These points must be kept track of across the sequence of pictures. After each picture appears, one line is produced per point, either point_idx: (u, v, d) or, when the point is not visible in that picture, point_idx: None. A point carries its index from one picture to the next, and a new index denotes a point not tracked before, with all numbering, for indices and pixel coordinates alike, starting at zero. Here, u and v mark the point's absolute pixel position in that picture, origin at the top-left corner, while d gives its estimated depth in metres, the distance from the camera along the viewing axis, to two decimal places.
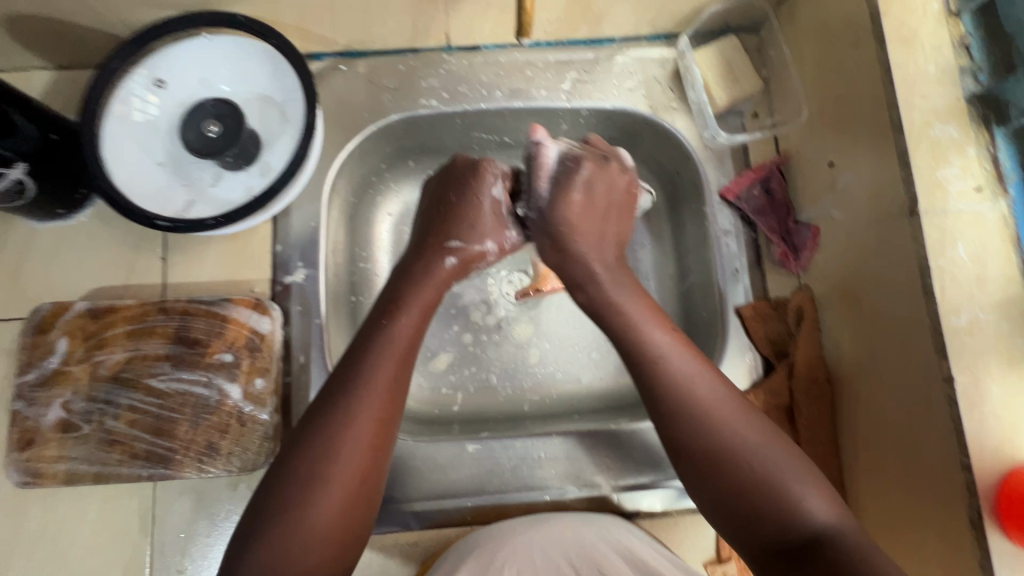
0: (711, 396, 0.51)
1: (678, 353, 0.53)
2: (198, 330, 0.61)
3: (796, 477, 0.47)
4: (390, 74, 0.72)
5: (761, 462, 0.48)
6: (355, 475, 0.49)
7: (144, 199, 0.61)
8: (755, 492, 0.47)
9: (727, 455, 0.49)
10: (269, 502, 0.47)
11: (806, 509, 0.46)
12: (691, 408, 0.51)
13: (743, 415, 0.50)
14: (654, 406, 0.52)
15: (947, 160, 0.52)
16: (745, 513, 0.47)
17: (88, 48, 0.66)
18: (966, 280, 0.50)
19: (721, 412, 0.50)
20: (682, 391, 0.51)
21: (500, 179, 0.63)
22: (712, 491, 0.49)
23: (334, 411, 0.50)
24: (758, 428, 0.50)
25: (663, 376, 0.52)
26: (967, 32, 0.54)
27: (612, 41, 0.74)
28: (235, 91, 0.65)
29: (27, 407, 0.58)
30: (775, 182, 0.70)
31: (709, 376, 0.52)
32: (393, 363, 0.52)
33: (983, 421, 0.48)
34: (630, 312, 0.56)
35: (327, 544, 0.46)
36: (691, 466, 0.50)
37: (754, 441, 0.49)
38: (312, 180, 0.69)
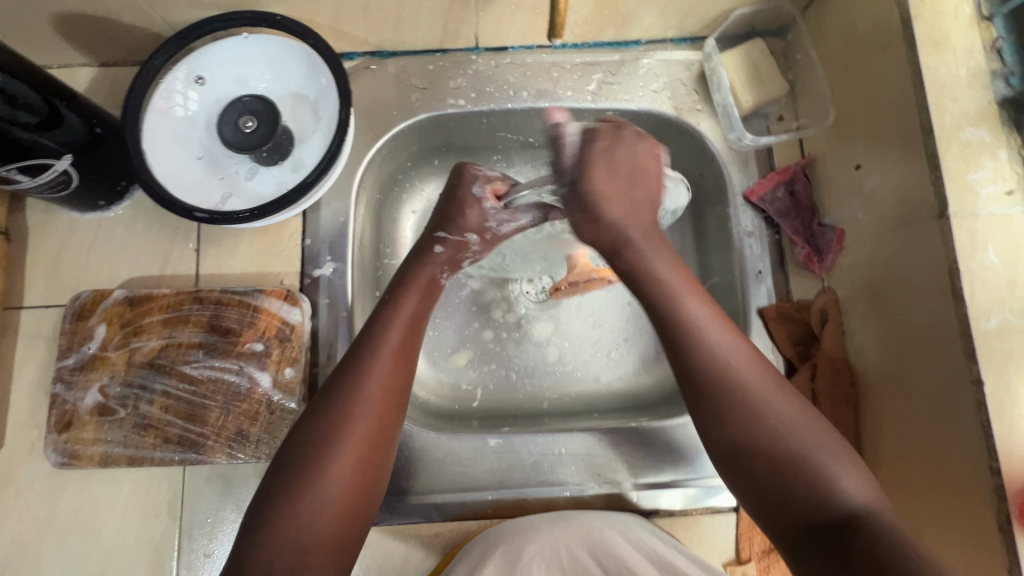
0: (749, 367, 0.49)
1: (715, 324, 0.51)
2: (231, 319, 0.62)
3: (832, 455, 0.46)
4: (420, 74, 0.73)
5: (796, 436, 0.46)
6: (368, 437, 0.50)
7: (182, 191, 0.63)
8: (792, 463, 0.45)
9: (760, 429, 0.47)
10: (287, 461, 0.48)
11: (843, 489, 0.44)
12: (723, 379, 0.49)
13: (779, 390, 0.49)
14: (686, 376, 0.51)
15: (978, 163, 0.52)
16: (780, 489, 0.46)
17: (132, 46, 0.69)
18: (997, 283, 0.50)
19: (756, 383, 0.49)
20: (719, 364, 0.49)
21: (482, 178, 0.67)
22: (746, 468, 0.47)
23: (349, 374, 0.53)
24: (793, 404, 0.48)
25: (698, 346, 0.50)
26: (999, 36, 0.54)
27: (638, 43, 0.75)
28: (270, 88, 0.67)
29: (66, 391, 0.60)
30: (800, 184, 0.70)
31: (743, 349, 0.51)
32: (400, 332, 0.56)
33: (1013, 426, 0.47)
34: (666, 282, 0.54)
35: (338, 502, 0.47)
36: (721, 435, 0.49)
37: (790, 414, 0.47)
38: (342, 175, 0.71)
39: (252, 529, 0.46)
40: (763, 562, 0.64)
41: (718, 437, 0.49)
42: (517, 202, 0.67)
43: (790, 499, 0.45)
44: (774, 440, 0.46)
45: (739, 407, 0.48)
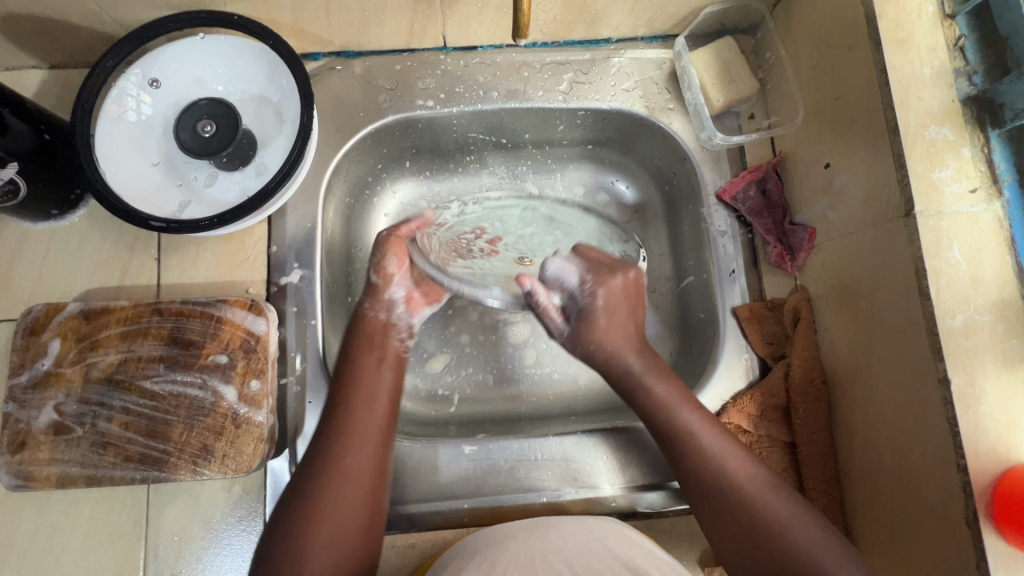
0: (748, 472, 0.55)
1: (708, 430, 0.58)
2: (193, 331, 0.60)
3: (836, 563, 0.50)
4: (387, 74, 0.72)
5: (797, 540, 0.51)
6: (366, 471, 0.54)
7: (136, 198, 0.60)
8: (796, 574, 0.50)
9: (763, 534, 0.52)
10: (291, 504, 0.52)
11: None
12: (724, 486, 0.55)
13: (776, 491, 0.54)
14: (688, 479, 0.57)
15: (943, 162, 0.52)
16: None
17: (82, 47, 0.66)
18: (962, 281, 0.50)
19: (753, 487, 0.54)
20: (715, 473, 0.56)
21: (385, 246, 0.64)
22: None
23: (337, 420, 0.56)
24: (790, 510, 0.53)
25: (697, 456, 0.57)
26: (962, 34, 0.54)
27: (608, 41, 0.74)
28: (229, 91, 0.65)
29: (19, 409, 0.58)
30: (771, 183, 0.70)
31: (739, 456, 0.56)
32: (378, 378, 0.59)
33: (979, 422, 0.48)
34: (658, 395, 0.60)
35: (343, 519, 0.51)
36: (729, 538, 0.54)
37: (789, 515, 0.53)
38: (308, 179, 0.69)
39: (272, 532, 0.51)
40: None
41: (728, 540, 0.54)
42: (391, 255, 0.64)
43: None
44: (776, 543, 0.52)
45: (740, 516, 0.54)
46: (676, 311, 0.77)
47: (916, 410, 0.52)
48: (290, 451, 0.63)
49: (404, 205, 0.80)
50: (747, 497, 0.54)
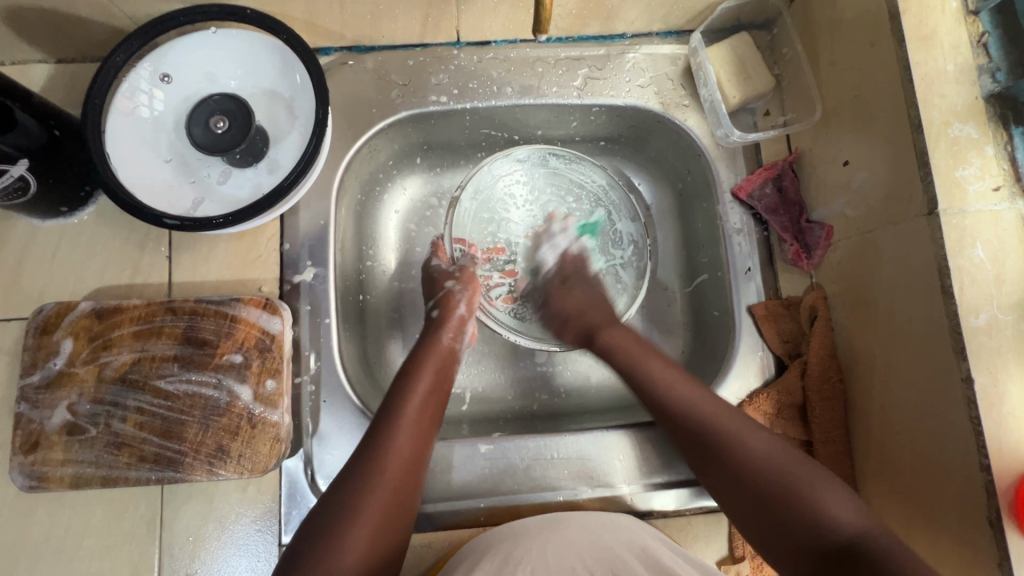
0: (723, 414, 0.56)
1: (680, 379, 0.59)
2: (207, 330, 0.60)
3: (812, 481, 0.50)
4: (399, 69, 0.71)
5: (779, 470, 0.51)
6: (400, 479, 0.53)
7: (149, 196, 0.60)
8: (775, 494, 0.50)
9: (744, 466, 0.53)
10: (307, 536, 0.49)
11: (829, 512, 0.48)
12: (702, 426, 0.56)
13: (755, 428, 0.55)
14: (669, 427, 0.58)
15: (966, 160, 0.52)
16: (777, 521, 0.50)
17: (91, 41, 0.65)
18: (985, 280, 0.50)
19: (730, 424, 0.55)
20: (685, 410, 0.57)
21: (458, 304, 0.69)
22: (741, 503, 0.52)
23: (370, 450, 0.54)
24: (763, 437, 0.54)
25: (667, 398, 0.58)
26: (985, 31, 0.54)
27: (623, 37, 0.74)
28: (241, 86, 0.64)
29: (31, 410, 0.57)
30: (787, 180, 0.70)
31: (706, 395, 0.58)
32: (418, 408, 0.58)
33: (1003, 422, 0.47)
34: (625, 350, 0.64)
35: (374, 524, 0.51)
36: (714, 474, 0.55)
37: (770, 448, 0.53)
38: (321, 176, 0.68)
39: (303, 537, 0.50)
40: (757, 561, 0.63)
41: (711, 472, 0.55)
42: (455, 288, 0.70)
43: (785, 532, 0.49)
44: (758, 474, 0.52)
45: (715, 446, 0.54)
46: (690, 310, 0.77)
47: (941, 419, 0.51)
48: (305, 452, 0.63)
49: (415, 202, 0.79)
50: (719, 432, 0.55)
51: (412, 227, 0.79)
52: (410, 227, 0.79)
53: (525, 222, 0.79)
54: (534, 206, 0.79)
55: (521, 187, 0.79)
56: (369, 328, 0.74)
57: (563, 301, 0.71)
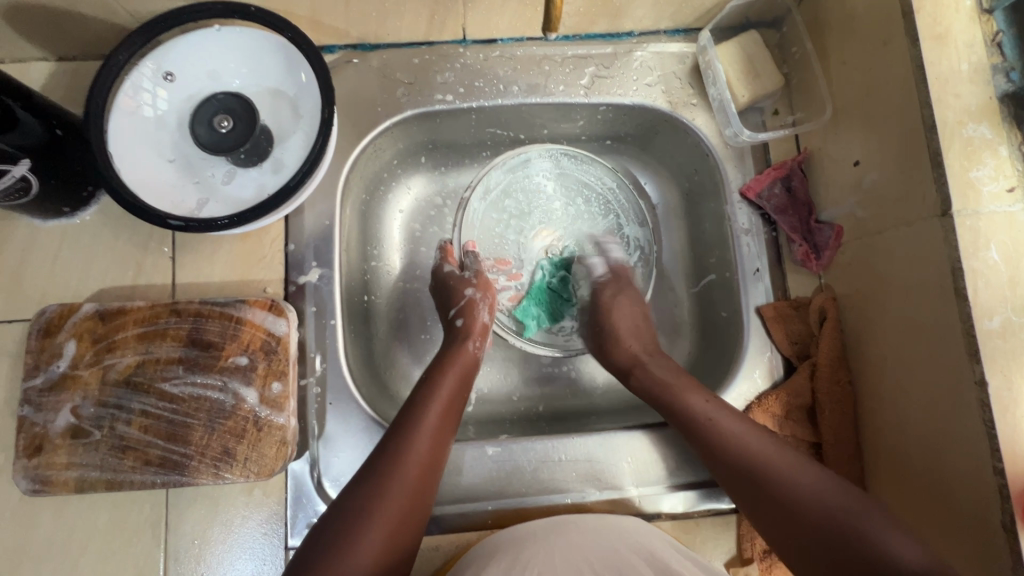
0: (772, 452, 0.55)
1: (724, 414, 0.59)
2: (212, 332, 0.59)
3: (869, 518, 0.48)
4: (404, 68, 0.70)
5: (834, 507, 0.50)
6: (414, 481, 0.53)
7: (153, 196, 0.59)
8: (830, 531, 0.49)
9: (797, 504, 0.51)
10: (318, 538, 0.49)
11: (888, 550, 0.46)
12: (750, 464, 0.55)
13: (806, 464, 0.53)
14: (719, 465, 0.57)
15: (980, 160, 0.51)
16: (834, 559, 0.48)
17: (92, 39, 0.64)
18: (1000, 282, 0.49)
19: (781, 461, 0.54)
20: (734, 446, 0.56)
21: (474, 314, 0.68)
22: (795, 542, 0.51)
23: (388, 453, 0.54)
24: (814, 473, 0.52)
25: (713, 435, 0.58)
26: (1000, 30, 0.53)
27: (631, 35, 0.73)
28: (245, 85, 0.63)
29: (34, 413, 0.57)
30: (797, 180, 0.69)
31: (755, 432, 0.57)
32: (438, 413, 0.58)
33: (1017, 426, 0.47)
34: (664, 386, 0.63)
35: (386, 526, 0.50)
36: (766, 514, 0.53)
37: (824, 483, 0.51)
38: (326, 176, 0.67)
39: (313, 539, 0.49)
40: (766, 563, 0.62)
41: (760, 509, 0.53)
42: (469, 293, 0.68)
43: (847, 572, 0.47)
44: (812, 513, 0.50)
45: (765, 484, 0.53)
46: (697, 310, 0.77)
47: (953, 423, 0.51)
48: (311, 454, 0.62)
49: (419, 202, 0.78)
50: (767, 468, 0.54)
51: (417, 227, 0.78)
52: (415, 226, 0.78)
53: (534, 222, 0.78)
54: (544, 208, 0.79)
55: (530, 186, 0.78)
56: (374, 329, 0.73)
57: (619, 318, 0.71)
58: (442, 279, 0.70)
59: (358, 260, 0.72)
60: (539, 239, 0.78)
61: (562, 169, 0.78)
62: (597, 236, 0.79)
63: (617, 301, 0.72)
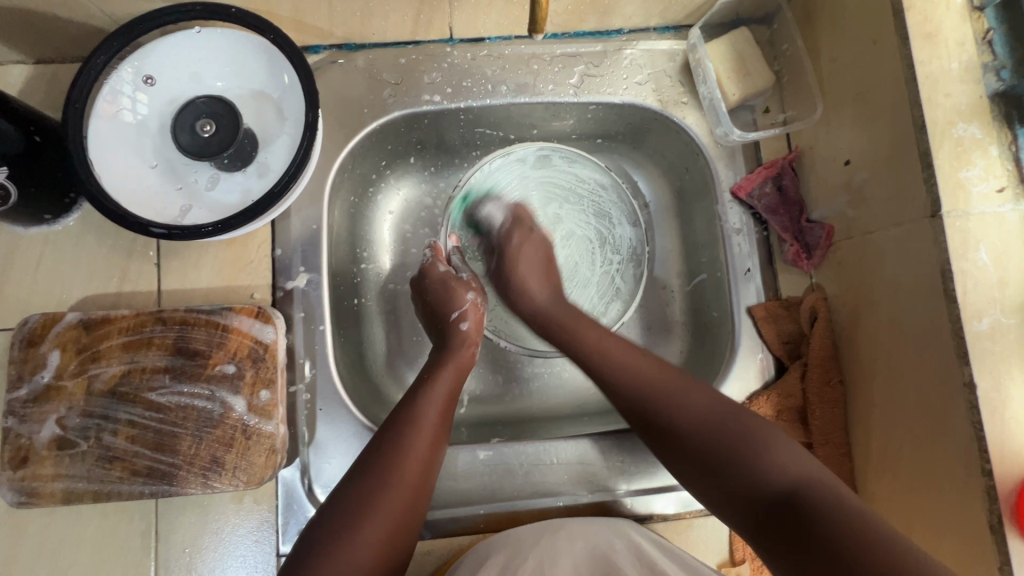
0: (663, 379, 0.56)
1: (619, 348, 0.60)
2: (198, 340, 0.58)
3: (755, 436, 0.50)
4: (390, 68, 0.69)
5: (720, 433, 0.51)
6: (410, 481, 0.52)
7: (136, 203, 0.58)
8: (717, 451, 0.50)
9: (680, 427, 0.53)
10: (313, 539, 0.49)
11: (768, 468, 0.47)
12: (646, 390, 0.56)
13: (699, 387, 0.55)
14: (612, 395, 0.58)
15: (970, 161, 0.51)
16: (723, 475, 0.49)
17: (70, 40, 0.62)
18: (988, 283, 0.49)
19: (670, 388, 0.55)
20: (627, 374, 0.58)
21: (469, 313, 0.66)
22: (686, 465, 0.52)
23: (383, 453, 0.53)
24: (702, 396, 0.54)
25: (602, 363, 0.59)
26: (990, 27, 0.53)
27: (620, 32, 0.72)
28: (228, 88, 0.62)
29: (19, 424, 0.56)
30: (787, 179, 0.69)
31: (644, 360, 0.58)
32: (438, 409, 0.57)
33: (1005, 426, 0.47)
34: (557, 322, 0.65)
35: (384, 527, 0.50)
36: (660, 441, 0.54)
37: (713, 407, 0.53)
38: (313, 179, 0.66)
39: (310, 541, 0.49)
40: (757, 563, 0.63)
41: (651, 432, 0.55)
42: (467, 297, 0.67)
43: (730, 490, 0.49)
44: (701, 436, 0.51)
45: (655, 405, 0.54)
46: (689, 309, 0.76)
47: (942, 422, 0.51)
48: (301, 461, 0.62)
49: (409, 203, 0.77)
50: (658, 390, 0.55)
51: (407, 228, 0.77)
52: (404, 227, 0.77)
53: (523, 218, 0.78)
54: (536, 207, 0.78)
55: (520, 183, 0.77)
56: (365, 333, 0.73)
57: (520, 268, 0.69)
58: (439, 281, 0.68)
59: (346, 262, 0.71)
60: None
61: (552, 167, 0.77)
62: (586, 236, 0.78)
63: (523, 251, 0.70)
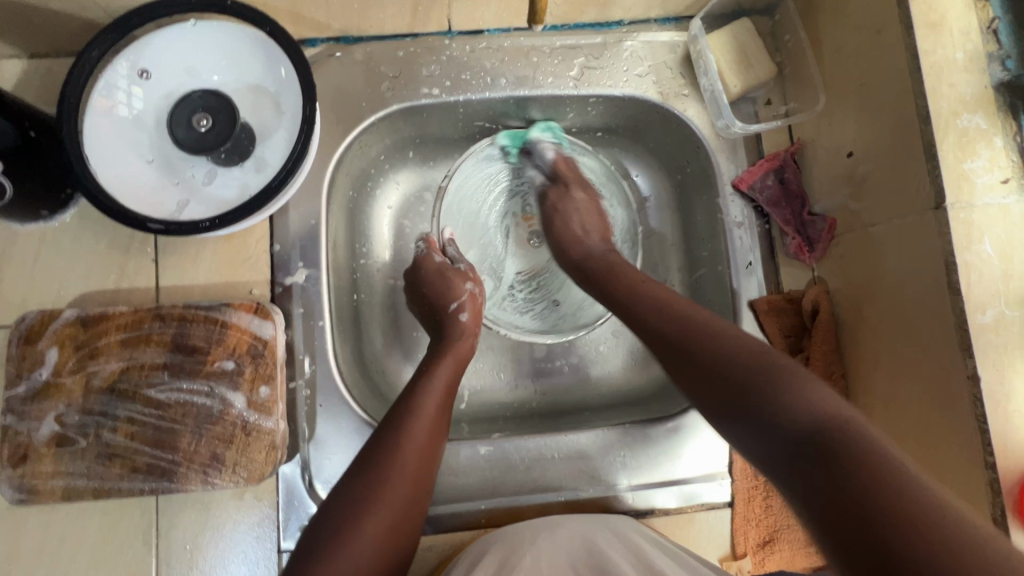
0: (696, 314, 0.52)
1: (651, 289, 0.57)
2: (196, 336, 0.58)
3: (790, 370, 0.44)
4: (389, 61, 0.68)
5: (750, 365, 0.45)
6: (411, 475, 0.52)
7: (133, 198, 0.57)
8: (744, 385, 0.44)
9: (709, 358, 0.48)
10: (314, 535, 0.49)
11: (800, 402, 0.41)
12: (679, 330, 0.51)
13: (745, 331, 0.50)
14: (638, 330, 0.55)
15: (975, 152, 0.50)
16: (747, 408, 0.43)
17: (64, 33, 0.61)
18: (992, 275, 0.49)
19: (702, 322, 0.51)
20: (656, 309, 0.54)
21: (467, 304, 0.66)
22: (710, 400, 0.47)
23: (384, 448, 0.53)
24: (736, 333, 0.49)
25: (632, 303, 0.56)
26: (995, 17, 0.52)
27: (620, 24, 0.71)
28: (224, 82, 0.61)
29: (18, 422, 0.56)
30: (789, 172, 0.69)
31: (677, 300, 0.55)
32: (437, 402, 0.57)
33: (1009, 419, 0.47)
34: (607, 266, 0.63)
35: (386, 521, 0.50)
36: (685, 376, 0.49)
37: (746, 344, 0.48)
38: (311, 174, 0.66)
39: (312, 536, 0.49)
40: (759, 556, 0.63)
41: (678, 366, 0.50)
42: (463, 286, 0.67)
43: (754, 426, 0.42)
44: (727, 368, 0.46)
45: (684, 338, 0.50)
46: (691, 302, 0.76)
47: (945, 415, 0.51)
48: (301, 458, 0.62)
49: (407, 197, 0.77)
50: (688, 324, 0.51)
51: (406, 222, 0.77)
52: (403, 222, 0.77)
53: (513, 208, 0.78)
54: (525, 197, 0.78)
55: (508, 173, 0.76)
56: (365, 328, 0.72)
57: (570, 217, 0.69)
58: (434, 271, 0.68)
59: (344, 257, 0.71)
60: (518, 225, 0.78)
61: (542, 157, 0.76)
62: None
63: (569, 203, 0.70)
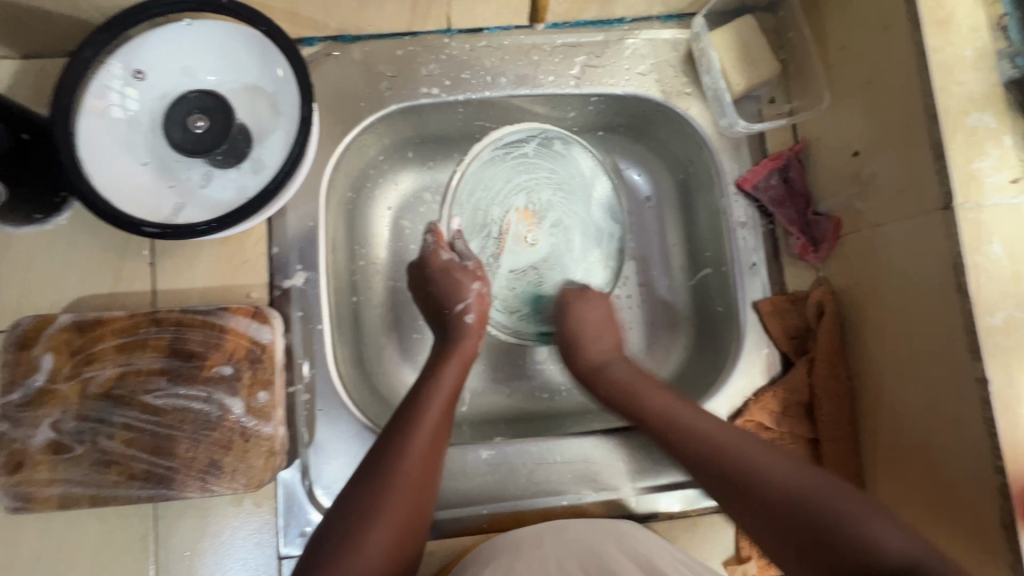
0: (737, 440, 0.54)
1: (686, 410, 0.58)
2: (194, 341, 0.57)
3: (850, 505, 0.47)
4: (387, 60, 0.67)
5: (814, 502, 0.47)
6: (415, 478, 0.52)
7: (128, 201, 0.57)
8: (813, 520, 0.47)
9: (765, 492, 0.50)
10: (319, 541, 0.48)
11: (874, 540, 0.44)
12: (730, 464, 0.53)
13: (788, 458, 0.52)
14: (683, 459, 0.57)
15: (984, 151, 0.50)
16: (822, 544, 0.45)
17: (56, 33, 0.60)
18: (1002, 277, 0.48)
19: (744, 452, 0.53)
20: (698, 437, 0.56)
21: (473, 304, 0.65)
22: (774, 533, 0.49)
23: (389, 453, 0.52)
24: (781, 461, 0.52)
25: (673, 430, 0.58)
26: (1004, 13, 0.51)
27: (622, 22, 0.70)
28: (220, 82, 0.60)
29: (13, 428, 0.55)
30: (794, 171, 0.68)
31: (715, 422, 0.57)
32: (441, 406, 0.56)
33: (1018, 422, 0.46)
34: (628, 382, 0.63)
35: (392, 526, 0.49)
36: (743, 510, 0.51)
37: (796, 474, 0.50)
38: (309, 175, 0.65)
39: (317, 542, 0.48)
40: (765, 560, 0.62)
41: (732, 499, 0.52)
42: (468, 289, 0.65)
43: (837, 568, 0.44)
44: (788, 503, 0.48)
45: (731, 468, 0.53)
46: (694, 303, 0.75)
47: (953, 416, 0.51)
48: (301, 463, 0.61)
49: (407, 197, 0.76)
50: (730, 453, 0.53)
51: (405, 223, 0.76)
52: (403, 222, 0.76)
53: (519, 199, 0.73)
54: (532, 189, 0.73)
55: (519, 163, 0.73)
56: (365, 331, 0.72)
57: (586, 326, 0.68)
58: (441, 270, 0.66)
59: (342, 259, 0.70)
60: (522, 217, 0.74)
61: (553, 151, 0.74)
62: (575, 226, 0.75)
63: (585, 313, 0.68)
